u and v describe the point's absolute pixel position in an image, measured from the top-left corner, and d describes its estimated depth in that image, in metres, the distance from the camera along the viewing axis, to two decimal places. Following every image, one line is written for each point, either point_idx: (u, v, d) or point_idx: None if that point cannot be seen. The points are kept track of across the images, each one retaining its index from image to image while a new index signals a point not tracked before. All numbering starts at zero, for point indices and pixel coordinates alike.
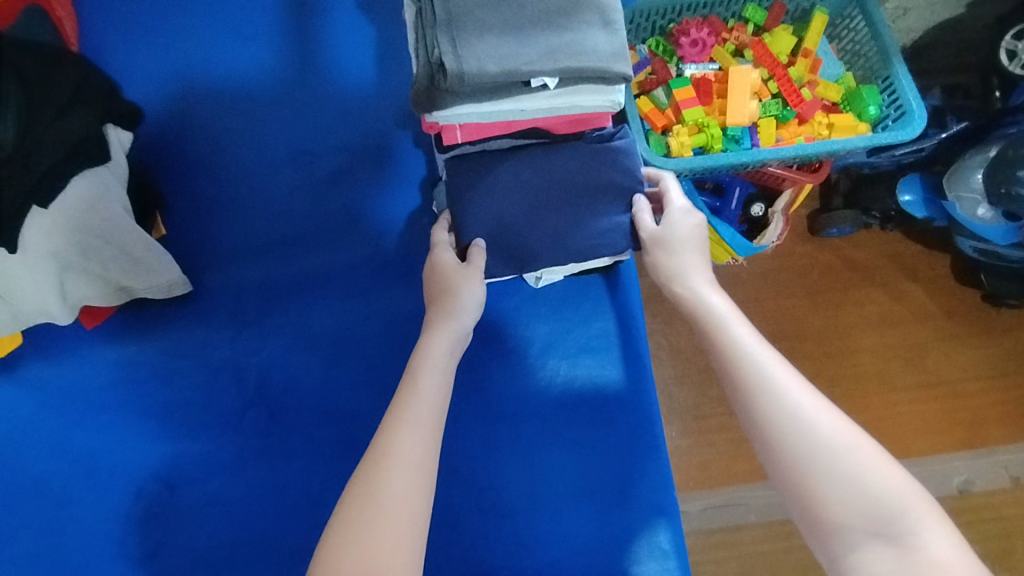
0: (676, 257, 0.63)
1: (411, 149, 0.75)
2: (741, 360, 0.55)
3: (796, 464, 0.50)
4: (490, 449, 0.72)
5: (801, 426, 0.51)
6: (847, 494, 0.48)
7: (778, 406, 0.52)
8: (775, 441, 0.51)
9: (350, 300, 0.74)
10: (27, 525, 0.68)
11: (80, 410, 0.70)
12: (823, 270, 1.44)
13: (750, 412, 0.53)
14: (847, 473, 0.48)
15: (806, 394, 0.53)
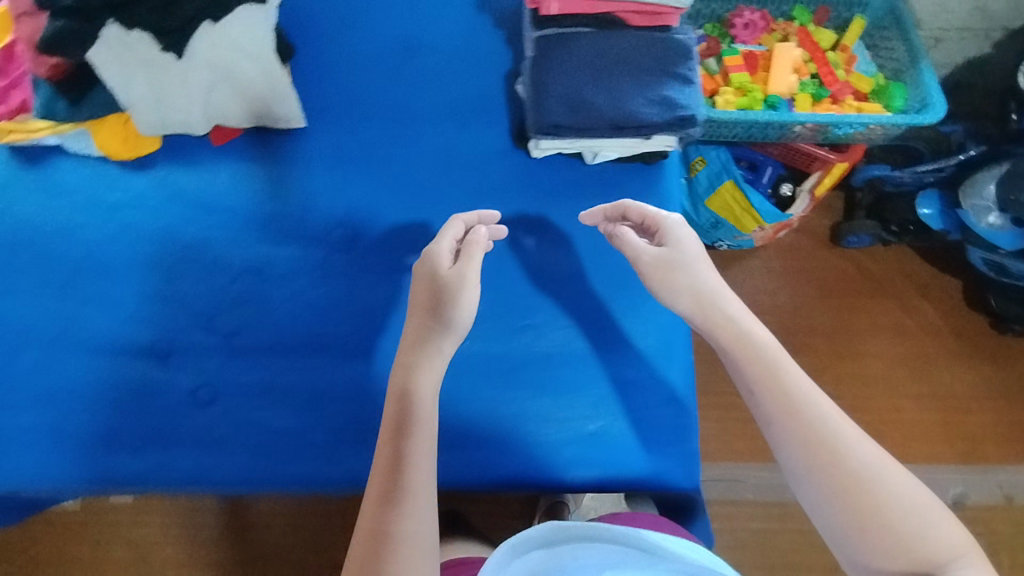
0: (710, 287, 0.68)
1: (502, 46, 0.89)
2: (792, 401, 0.60)
3: (851, 503, 0.55)
4: (532, 301, 0.82)
5: (851, 467, 0.56)
6: (896, 530, 0.53)
7: (839, 451, 0.57)
8: (829, 480, 0.56)
9: (431, 162, 0.86)
10: (133, 298, 0.79)
11: (194, 211, 0.83)
12: (837, 275, 1.53)
13: (803, 452, 0.58)
14: (904, 519, 0.53)
15: (852, 431, 0.58)
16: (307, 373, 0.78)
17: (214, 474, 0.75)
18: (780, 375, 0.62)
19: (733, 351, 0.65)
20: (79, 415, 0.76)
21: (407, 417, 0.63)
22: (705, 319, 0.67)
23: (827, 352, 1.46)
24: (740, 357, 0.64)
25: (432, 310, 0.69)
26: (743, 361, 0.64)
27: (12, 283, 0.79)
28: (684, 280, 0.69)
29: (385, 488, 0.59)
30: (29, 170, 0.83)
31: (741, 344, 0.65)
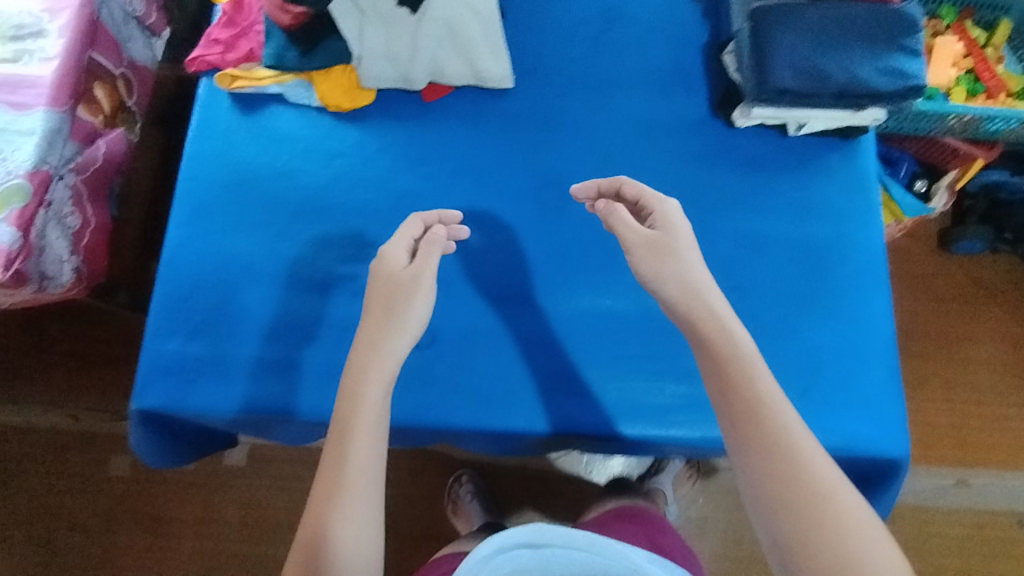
0: (682, 279, 0.65)
1: (700, 18, 0.90)
2: (750, 390, 0.58)
3: (784, 506, 0.53)
4: (728, 268, 0.84)
5: (803, 465, 0.54)
6: (829, 542, 0.50)
7: (795, 460, 0.54)
8: (767, 475, 0.54)
9: (628, 129, 0.88)
10: (349, 243, 0.83)
11: (405, 163, 0.86)
12: (945, 281, 1.44)
13: (742, 449, 0.56)
14: (824, 526, 0.51)
15: (796, 423, 0.56)
16: (517, 324, 0.80)
17: (429, 415, 0.76)
18: (737, 359, 0.59)
19: (709, 344, 0.61)
20: (300, 349, 0.79)
21: (348, 415, 0.61)
22: (687, 314, 0.63)
23: (933, 357, 1.39)
24: (717, 356, 0.60)
25: (386, 306, 0.68)
26: (716, 354, 0.60)
27: (233, 220, 0.83)
28: (655, 265, 0.66)
29: (334, 482, 0.58)
30: (247, 117, 0.86)
31: (717, 340, 0.61)
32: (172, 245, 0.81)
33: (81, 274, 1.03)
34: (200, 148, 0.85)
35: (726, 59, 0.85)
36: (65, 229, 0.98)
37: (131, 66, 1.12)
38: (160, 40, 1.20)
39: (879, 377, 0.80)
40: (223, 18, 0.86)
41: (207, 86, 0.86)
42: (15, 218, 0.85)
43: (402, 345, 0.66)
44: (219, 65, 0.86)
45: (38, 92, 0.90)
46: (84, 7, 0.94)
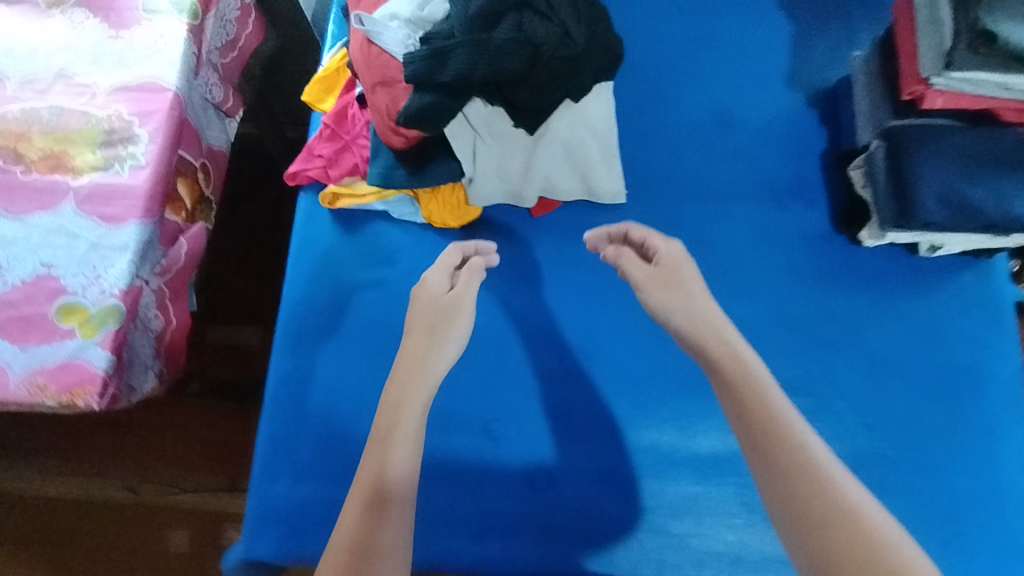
0: (690, 305, 0.60)
1: (817, 127, 0.87)
2: (765, 412, 0.52)
3: (808, 525, 0.46)
4: (860, 398, 0.78)
5: (837, 499, 0.47)
6: (866, 572, 0.43)
7: (825, 482, 0.48)
8: (798, 508, 0.47)
9: (745, 244, 0.84)
10: (459, 372, 0.78)
11: (514, 283, 0.82)
12: None
13: (776, 483, 0.49)
14: (866, 553, 0.43)
15: (823, 450, 0.50)
16: (641, 462, 0.76)
17: (553, 563, 0.73)
18: (753, 384, 0.54)
19: (721, 370, 0.56)
20: None
21: (388, 430, 0.57)
22: (697, 347, 0.58)
23: None
24: (729, 379, 0.55)
25: (432, 312, 0.65)
26: (737, 388, 0.54)
27: (337, 347, 0.79)
28: (659, 292, 0.62)
29: (372, 481, 0.54)
30: (350, 236, 0.83)
31: (730, 363, 0.56)
32: (277, 376, 0.78)
33: (163, 376, 1.01)
34: (301, 271, 0.82)
35: (853, 173, 0.81)
36: (149, 335, 0.95)
37: (208, 152, 1.09)
38: (235, 121, 1.18)
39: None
40: (326, 131, 0.83)
41: (309, 203, 0.83)
42: (111, 341, 0.82)
43: (442, 365, 0.63)
44: (320, 180, 0.83)
45: (130, 204, 0.87)
46: (173, 110, 0.91)
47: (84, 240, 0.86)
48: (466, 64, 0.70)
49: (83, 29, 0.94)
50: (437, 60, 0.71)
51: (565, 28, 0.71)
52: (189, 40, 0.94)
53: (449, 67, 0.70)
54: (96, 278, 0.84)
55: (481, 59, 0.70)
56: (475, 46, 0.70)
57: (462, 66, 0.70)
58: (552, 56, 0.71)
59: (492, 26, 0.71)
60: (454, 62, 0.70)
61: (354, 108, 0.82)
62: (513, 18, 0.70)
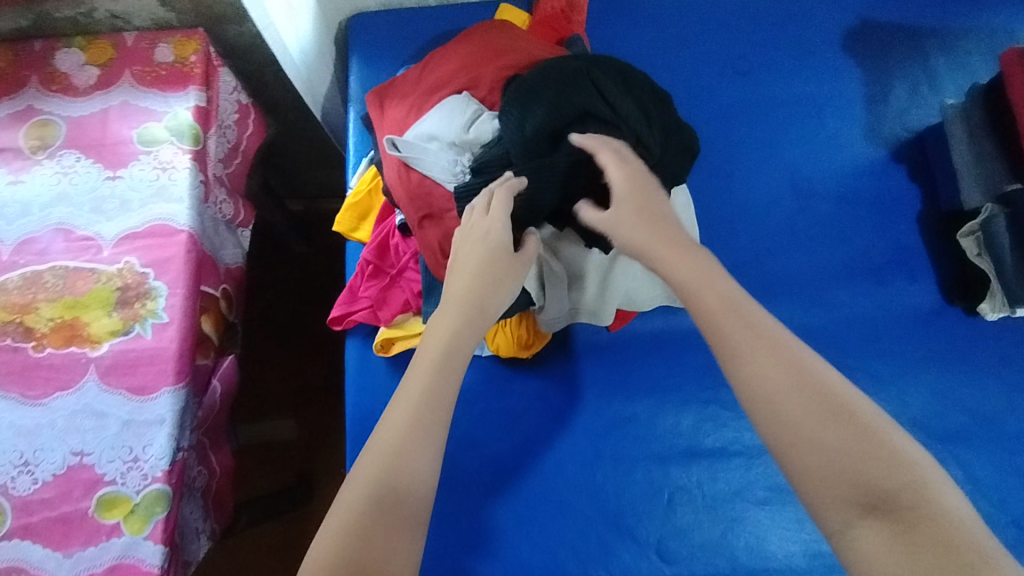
0: (652, 226, 0.56)
1: (908, 185, 0.79)
2: (750, 335, 0.48)
3: (786, 427, 0.44)
4: (1006, 492, 0.70)
5: (811, 388, 0.45)
6: (835, 456, 0.42)
7: (795, 371, 0.46)
8: (793, 437, 0.43)
9: (853, 326, 0.74)
10: (556, 522, 0.70)
11: (600, 408, 0.74)
12: None
13: (764, 417, 0.45)
14: (839, 440, 0.42)
15: (810, 362, 0.46)
16: None
17: None
18: (733, 313, 0.49)
19: (687, 288, 0.52)
20: None
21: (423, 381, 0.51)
22: (675, 280, 0.53)
23: None
24: (692, 297, 0.52)
25: (476, 265, 0.57)
26: (696, 300, 0.51)
27: None
28: (631, 200, 0.56)
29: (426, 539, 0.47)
30: None
31: (699, 283, 0.52)
32: None
33: (214, 531, 0.92)
34: (362, 430, 0.72)
35: (964, 241, 0.73)
36: (195, 496, 0.86)
37: (227, 274, 1.00)
38: (248, 231, 1.08)
39: None
40: (368, 268, 0.74)
41: (360, 351, 0.74)
42: (163, 533, 0.73)
43: (496, 309, 0.57)
44: (369, 323, 0.74)
45: (159, 370, 0.78)
46: (190, 253, 0.82)
47: (113, 418, 0.77)
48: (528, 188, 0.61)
49: (76, 173, 0.84)
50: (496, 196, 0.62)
51: (636, 135, 0.60)
52: (195, 169, 0.85)
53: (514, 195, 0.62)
54: (133, 460, 0.76)
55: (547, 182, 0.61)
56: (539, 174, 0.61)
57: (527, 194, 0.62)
58: None
59: (552, 148, 0.61)
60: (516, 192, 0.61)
61: (396, 238, 0.74)
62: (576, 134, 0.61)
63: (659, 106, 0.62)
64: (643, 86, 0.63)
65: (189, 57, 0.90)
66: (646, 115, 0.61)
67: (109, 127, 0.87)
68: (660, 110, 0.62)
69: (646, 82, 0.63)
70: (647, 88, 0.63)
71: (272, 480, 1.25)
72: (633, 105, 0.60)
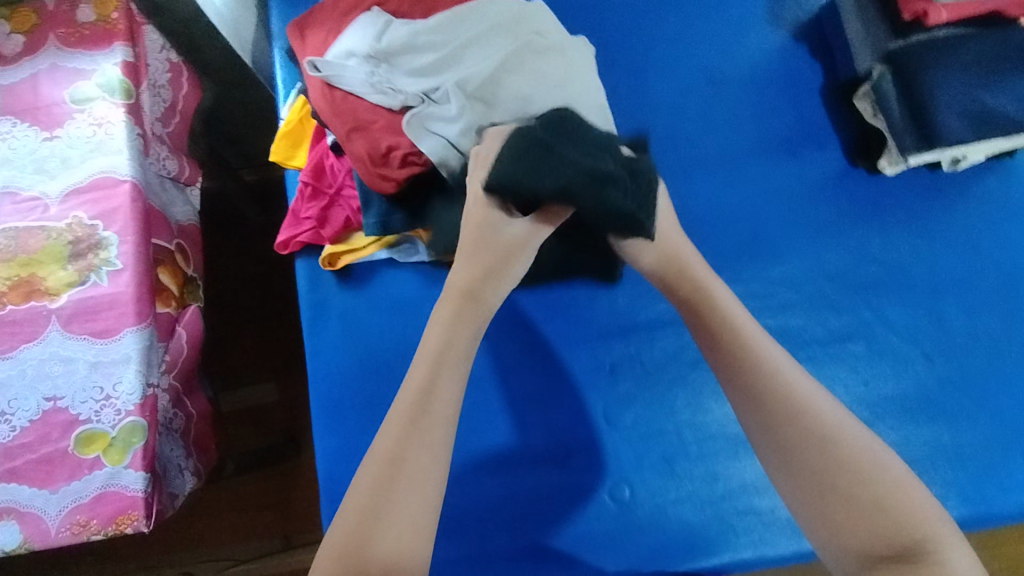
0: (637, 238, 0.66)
1: (810, 60, 0.83)
2: (796, 402, 0.55)
3: (822, 495, 0.53)
4: (916, 327, 0.76)
5: (849, 460, 0.53)
6: (865, 516, 0.51)
7: (841, 448, 0.53)
8: (826, 492, 0.53)
9: (767, 198, 0.80)
10: (511, 405, 0.75)
11: (545, 296, 0.79)
12: None
13: (800, 470, 0.54)
14: (872, 504, 0.51)
15: (844, 423, 0.55)
16: (715, 450, 0.74)
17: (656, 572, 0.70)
18: (777, 380, 0.56)
19: (739, 363, 0.58)
20: (497, 540, 0.71)
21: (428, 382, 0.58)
22: (720, 348, 0.60)
23: None
24: (746, 376, 0.58)
25: (475, 261, 0.64)
26: (747, 374, 0.58)
27: (380, 412, 0.75)
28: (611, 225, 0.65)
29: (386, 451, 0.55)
30: (360, 292, 0.77)
31: (756, 361, 0.58)
32: (324, 456, 0.74)
33: (199, 471, 0.97)
34: (321, 339, 0.76)
35: (861, 104, 0.76)
36: (175, 436, 0.90)
37: (180, 231, 1.03)
38: (197, 189, 1.11)
39: None
40: (307, 190, 0.77)
41: (309, 269, 0.78)
42: (141, 460, 0.77)
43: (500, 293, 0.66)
44: (314, 242, 0.77)
45: (119, 314, 0.81)
46: (135, 202, 0.85)
47: (81, 362, 0.80)
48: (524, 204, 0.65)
49: (14, 138, 0.86)
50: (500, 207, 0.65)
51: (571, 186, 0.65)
52: (131, 122, 0.87)
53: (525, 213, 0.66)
54: (106, 398, 0.79)
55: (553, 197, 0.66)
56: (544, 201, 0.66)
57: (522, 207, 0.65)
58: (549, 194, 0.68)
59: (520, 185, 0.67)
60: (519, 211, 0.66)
61: (330, 159, 0.76)
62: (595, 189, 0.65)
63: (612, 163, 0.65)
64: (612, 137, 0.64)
65: (111, 14, 0.91)
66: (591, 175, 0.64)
67: (42, 90, 0.88)
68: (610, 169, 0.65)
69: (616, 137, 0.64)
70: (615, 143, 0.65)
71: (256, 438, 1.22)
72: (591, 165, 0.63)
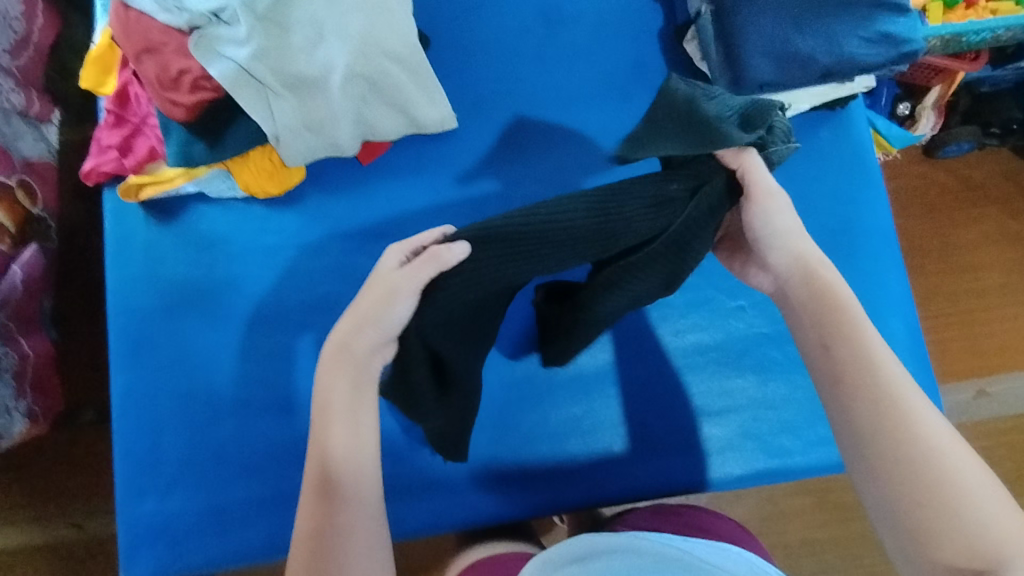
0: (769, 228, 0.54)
1: (650, 3, 0.80)
2: (897, 420, 0.48)
3: (923, 501, 0.46)
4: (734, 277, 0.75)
5: (945, 469, 0.46)
6: (953, 526, 0.45)
7: (936, 459, 0.46)
8: (919, 515, 0.46)
9: (594, 144, 0.78)
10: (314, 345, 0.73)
11: (360, 236, 0.75)
12: (937, 189, 1.21)
13: (895, 481, 0.47)
14: (969, 510, 0.45)
15: (947, 450, 0.47)
16: (525, 398, 0.73)
17: (450, 517, 0.70)
18: (885, 381, 0.49)
19: (841, 358, 0.51)
20: (289, 479, 0.70)
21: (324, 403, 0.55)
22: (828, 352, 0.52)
23: (939, 289, 1.18)
24: (854, 376, 0.50)
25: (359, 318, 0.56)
26: (843, 375, 0.51)
27: (180, 349, 0.73)
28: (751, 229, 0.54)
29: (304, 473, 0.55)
30: (167, 226, 0.75)
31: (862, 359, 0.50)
32: (119, 391, 0.72)
33: (36, 415, 0.92)
34: (123, 276, 0.74)
35: (689, 47, 0.78)
36: (4, 377, 0.84)
37: (27, 167, 0.93)
38: (55, 124, 1.00)
39: (909, 368, 0.74)
40: (110, 118, 0.74)
41: (116, 201, 0.75)
42: None
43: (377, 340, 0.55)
44: (119, 173, 0.74)
45: None
46: None
47: None
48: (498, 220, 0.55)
49: None
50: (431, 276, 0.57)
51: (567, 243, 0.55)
52: None
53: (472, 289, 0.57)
54: None
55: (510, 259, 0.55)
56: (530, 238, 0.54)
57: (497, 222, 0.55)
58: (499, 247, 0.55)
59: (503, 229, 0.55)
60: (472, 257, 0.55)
61: (135, 86, 0.73)
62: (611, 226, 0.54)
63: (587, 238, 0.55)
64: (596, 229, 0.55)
65: None
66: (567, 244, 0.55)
67: None
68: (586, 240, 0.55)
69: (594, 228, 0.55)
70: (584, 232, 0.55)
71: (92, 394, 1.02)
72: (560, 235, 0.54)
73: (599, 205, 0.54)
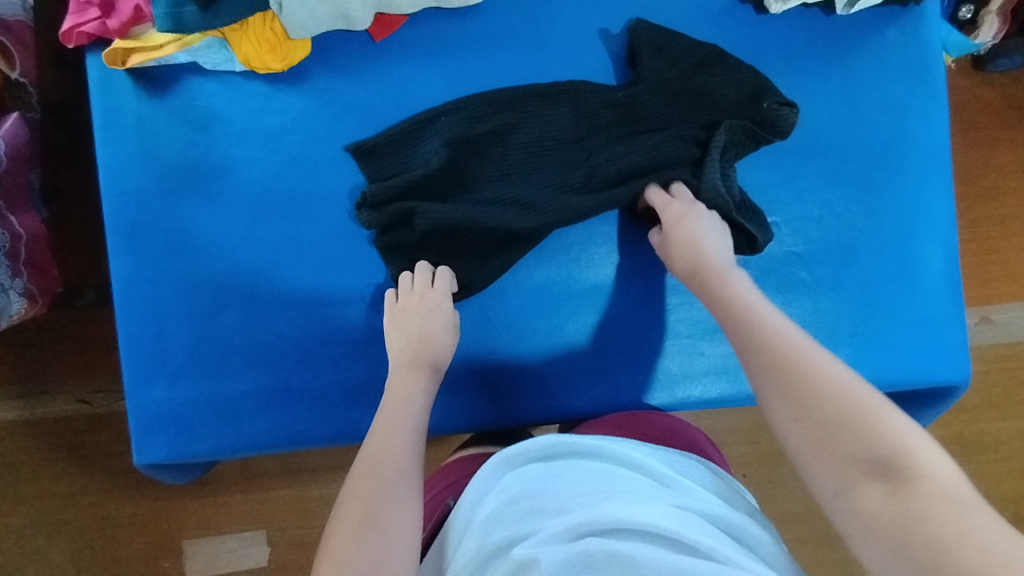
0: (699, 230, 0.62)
1: None
2: (777, 348, 0.52)
3: (808, 412, 0.47)
4: (773, 191, 0.70)
5: (820, 378, 0.49)
6: (842, 434, 0.45)
7: (809, 371, 0.49)
8: (819, 431, 0.46)
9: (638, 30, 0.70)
10: (324, 238, 0.69)
11: (373, 124, 0.69)
12: (980, 106, 1.13)
13: (790, 410, 0.48)
14: (857, 415, 0.46)
15: (824, 362, 0.50)
16: (542, 306, 0.70)
17: (457, 421, 0.70)
18: (755, 323, 0.54)
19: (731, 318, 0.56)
20: (301, 374, 0.69)
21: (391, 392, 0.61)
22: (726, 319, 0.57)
23: (965, 213, 1.13)
24: (743, 322, 0.55)
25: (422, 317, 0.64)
26: (735, 317, 0.56)
27: (182, 237, 0.68)
28: (688, 234, 0.62)
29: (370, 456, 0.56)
30: (161, 100, 0.68)
31: (741, 310, 0.56)
32: (120, 276, 0.68)
33: (35, 295, 0.88)
34: (116, 152, 0.68)
35: None
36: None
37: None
38: None
39: (941, 295, 0.71)
40: None
41: (103, 69, 0.68)
42: None
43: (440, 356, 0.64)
44: (104, 35, 0.67)
45: None
46: None
47: None
48: (477, 101, 0.67)
49: None
50: (405, 142, 0.67)
51: (543, 135, 0.68)
52: None
53: (468, 180, 0.67)
54: None
55: (489, 141, 0.68)
56: (516, 118, 0.68)
57: (475, 101, 0.67)
58: (480, 135, 0.67)
59: (482, 118, 0.67)
60: (449, 121, 0.67)
61: None
62: (592, 123, 0.68)
63: (563, 129, 0.68)
64: (570, 124, 0.68)
65: None
66: (543, 137, 0.68)
67: None
68: (565, 133, 0.68)
69: (569, 122, 0.68)
70: (561, 127, 0.68)
71: (82, 275, 0.99)
72: (539, 128, 0.68)
73: (576, 111, 0.68)
